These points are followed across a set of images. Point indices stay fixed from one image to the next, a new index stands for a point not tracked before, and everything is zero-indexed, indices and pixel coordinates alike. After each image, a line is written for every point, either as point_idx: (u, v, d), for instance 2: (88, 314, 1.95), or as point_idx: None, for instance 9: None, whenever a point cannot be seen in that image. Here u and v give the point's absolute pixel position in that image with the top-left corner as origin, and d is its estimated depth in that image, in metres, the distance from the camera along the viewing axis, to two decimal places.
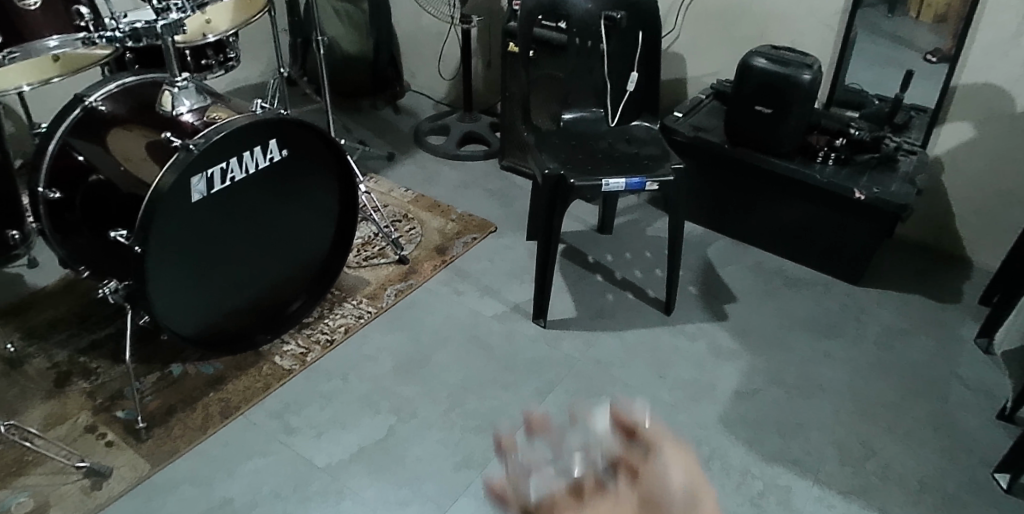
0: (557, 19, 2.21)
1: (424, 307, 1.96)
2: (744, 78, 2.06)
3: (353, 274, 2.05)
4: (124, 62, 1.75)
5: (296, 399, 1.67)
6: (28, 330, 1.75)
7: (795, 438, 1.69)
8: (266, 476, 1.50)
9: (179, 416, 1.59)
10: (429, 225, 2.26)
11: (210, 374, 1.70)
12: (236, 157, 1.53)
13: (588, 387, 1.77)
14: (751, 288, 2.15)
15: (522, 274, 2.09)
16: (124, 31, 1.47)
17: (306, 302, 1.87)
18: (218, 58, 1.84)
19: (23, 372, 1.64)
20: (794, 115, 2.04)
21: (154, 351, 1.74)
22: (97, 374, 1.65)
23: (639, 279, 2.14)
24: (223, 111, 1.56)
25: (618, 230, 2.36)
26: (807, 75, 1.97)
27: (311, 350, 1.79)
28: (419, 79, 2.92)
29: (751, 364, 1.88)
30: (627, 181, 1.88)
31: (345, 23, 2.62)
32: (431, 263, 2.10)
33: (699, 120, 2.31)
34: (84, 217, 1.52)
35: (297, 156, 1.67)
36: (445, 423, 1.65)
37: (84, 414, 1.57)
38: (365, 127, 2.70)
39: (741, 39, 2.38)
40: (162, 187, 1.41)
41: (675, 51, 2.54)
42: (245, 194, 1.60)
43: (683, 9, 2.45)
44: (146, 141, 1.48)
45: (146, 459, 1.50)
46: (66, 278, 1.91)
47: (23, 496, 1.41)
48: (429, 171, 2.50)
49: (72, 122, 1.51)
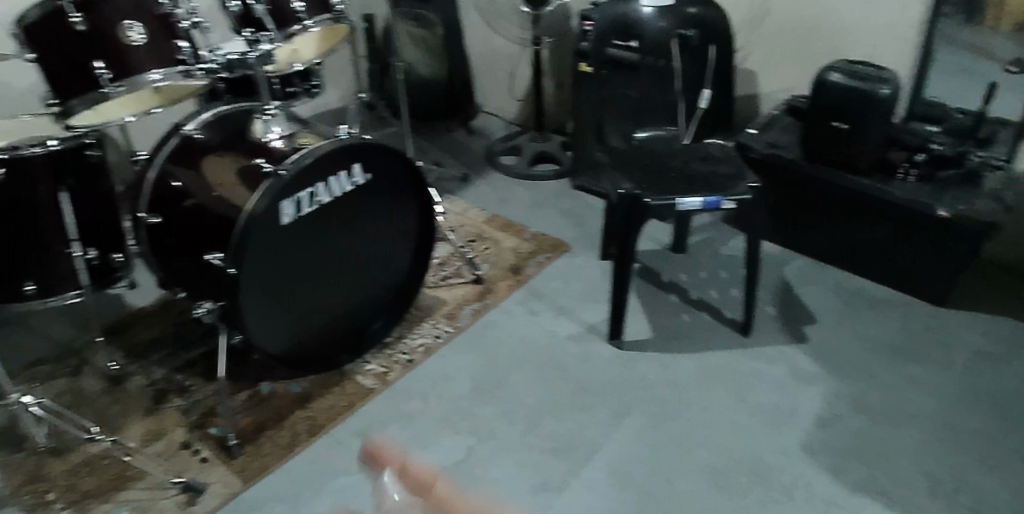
0: (627, 37, 2.18)
1: (498, 328, 1.97)
2: (820, 94, 2.02)
3: (430, 294, 2.08)
4: (218, 91, 1.83)
5: (378, 418, 1.70)
6: (129, 349, 1.83)
7: (882, 467, 1.61)
8: (349, 494, 1.53)
9: (268, 434, 1.63)
10: (503, 244, 2.27)
11: (296, 392, 1.75)
12: (324, 182, 1.57)
13: (665, 410, 1.75)
14: (834, 308, 2.08)
15: (597, 294, 2.08)
16: (219, 61, 1.52)
17: (386, 322, 1.91)
18: (303, 85, 1.91)
19: (125, 389, 1.72)
20: (875, 130, 1.98)
21: (244, 370, 1.80)
22: (192, 391, 1.71)
23: (716, 299, 2.10)
24: (309, 137, 1.61)
25: (692, 248, 2.32)
26: (885, 90, 1.92)
27: (392, 370, 1.82)
28: (490, 100, 2.96)
29: (834, 389, 1.81)
30: (703, 200, 1.84)
31: (420, 48, 2.69)
32: (506, 283, 2.11)
33: (774, 136, 2.25)
34: (179, 241, 1.58)
35: (379, 179, 1.71)
36: (521, 445, 1.64)
37: (179, 431, 1.63)
38: (439, 148, 2.75)
39: (815, 53, 2.33)
40: (255, 211, 1.46)
41: (747, 67, 2.49)
42: (331, 217, 1.64)
43: (754, 25, 2.42)
44: (237, 166, 1.53)
45: (238, 475, 1.54)
46: (163, 299, 2.00)
47: (124, 510, 1.46)
48: (502, 191, 2.52)
49: (169, 150, 1.59)
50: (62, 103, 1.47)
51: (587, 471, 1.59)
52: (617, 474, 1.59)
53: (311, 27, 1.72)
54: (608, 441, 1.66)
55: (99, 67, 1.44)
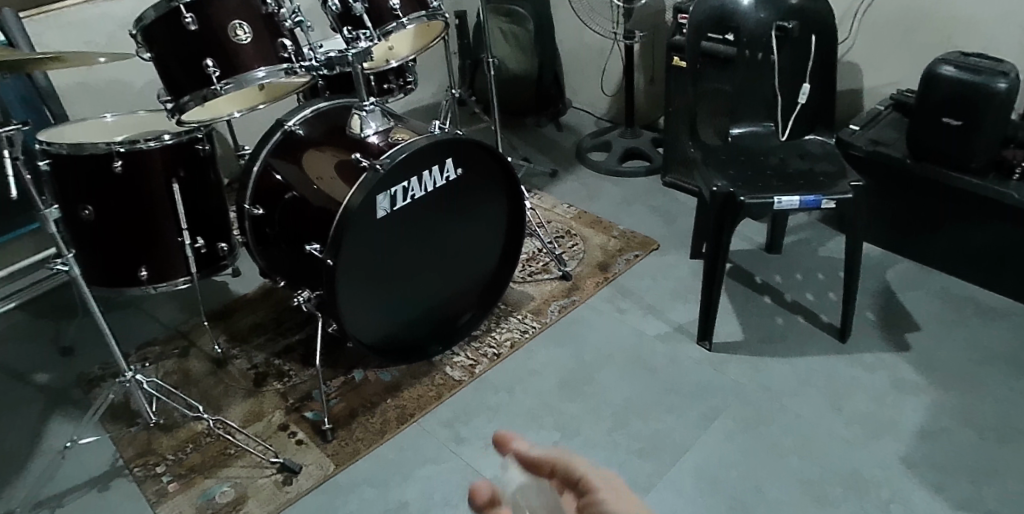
0: (724, 30, 2.13)
1: (586, 324, 1.96)
2: (929, 89, 1.90)
3: (518, 289, 2.09)
4: (317, 89, 1.90)
5: (465, 410, 1.72)
6: (232, 333, 1.92)
7: (991, 485, 1.51)
8: (436, 483, 1.55)
9: (360, 420, 1.68)
10: (591, 241, 2.26)
11: (387, 381, 1.80)
12: (417, 176, 1.60)
13: (756, 415, 1.69)
14: (941, 314, 1.96)
15: (687, 294, 2.04)
16: (320, 60, 1.60)
17: (475, 315, 1.93)
18: (398, 82, 1.96)
19: (227, 371, 1.81)
20: (990, 126, 1.85)
21: (338, 357, 1.86)
22: (290, 375, 1.78)
23: (812, 303, 2.02)
24: (405, 132, 1.64)
25: (787, 249, 2.24)
26: (1003, 84, 1.79)
27: (479, 362, 1.84)
28: (579, 96, 2.94)
29: (939, 401, 1.70)
30: (802, 199, 1.77)
31: (511, 43, 2.70)
32: (593, 280, 2.10)
33: (878, 133, 2.15)
34: (281, 232, 1.64)
35: (470, 173, 1.72)
36: (605, 446, 1.63)
37: (277, 413, 1.69)
38: (528, 144, 2.75)
39: (924, 45, 2.20)
40: (352, 205, 1.50)
41: (849, 60, 2.38)
42: (424, 211, 1.67)
43: (859, 15, 2.31)
44: (336, 161, 1.58)
45: (331, 458, 1.59)
46: (264, 287, 2.09)
47: (225, 486, 1.53)
48: (591, 188, 2.51)
49: (274, 145, 1.65)
50: (175, 100, 1.56)
51: (672, 473, 1.57)
52: (704, 477, 1.55)
53: (407, 24, 1.71)
54: (697, 444, 1.62)
55: (210, 65, 1.50)
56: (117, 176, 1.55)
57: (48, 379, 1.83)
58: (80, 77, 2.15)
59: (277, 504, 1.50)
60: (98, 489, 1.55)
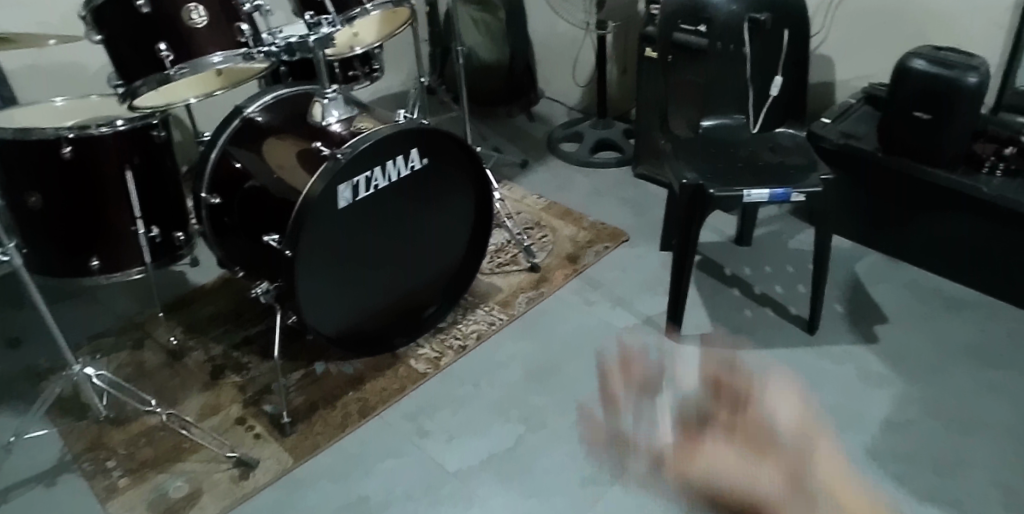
0: (696, 22, 2.07)
1: (555, 317, 1.94)
2: (900, 81, 1.89)
3: (486, 281, 2.07)
4: (279, 75, 1.85)
5: (429, 403, 1.70)
6: (189, 325, 1.88)
7: (953, 476, 1.51)
8: (398, 476, 1.53)
9: (320, 413, 1.65)
10: (561, 232, 2.24)
11: (351, 374, 1.77)
12: (380, 166, 1.56)
13: None
14: (910, 307, 1.96)
15: (655, 286, 2.03)
16: (279, 45, 1.52)
17: (441, 307, 1.90)
18: (364, 69, 1.93)
19: (184, 363, 1.77)
20: (961, 120, 1.85)
21: (300, 350, 1.83)
22: (249, 368, 1.75)
23: (780, 295, 2.02)
24: (368, 121, 1.60)
25: (757, 241, 2.24)
26: (974, 78, 1.79)
27: (444, 355, 1.82)
28: (552, 86, 2.91)
29: (903, 393, 1.70)
30: (771, 193, 1.74)
31: (483, 31, 2.66)
32: (563, 272, 2.08)
33: (849, 126, 2.14)
34: (240, 221, 1.60)
35: (435, 163, 1.69)
36: (569, 439, 1.61)
37: (235, 406, 1.66)
38: (499, 134, 2.73)
39: (895, 38, 2.21)
40: (312, 195, 1.46)
41: (822, 53, 2.38)
42: (387, 201, 1.64)
43: (832, 9, 2.30)
44: (297, 150, 1.53)
45: (289, 452, 1.56)
46: (224, 277, 2.05)
47: (179, 481, 1.50)
48: (562, 179, 2.49)
49: (232, 133, 1.60)
50: (126, 85, 1.51)
51: None
52: None
53: (372, 11, 1.65)
54: None
55: (163, 49, 1.45)
56: (66, 162, 1.49)
57: None
58: (33, 59, 2.09)
59: (234, 498, 1.47)
60: (46, 484, 1.50)
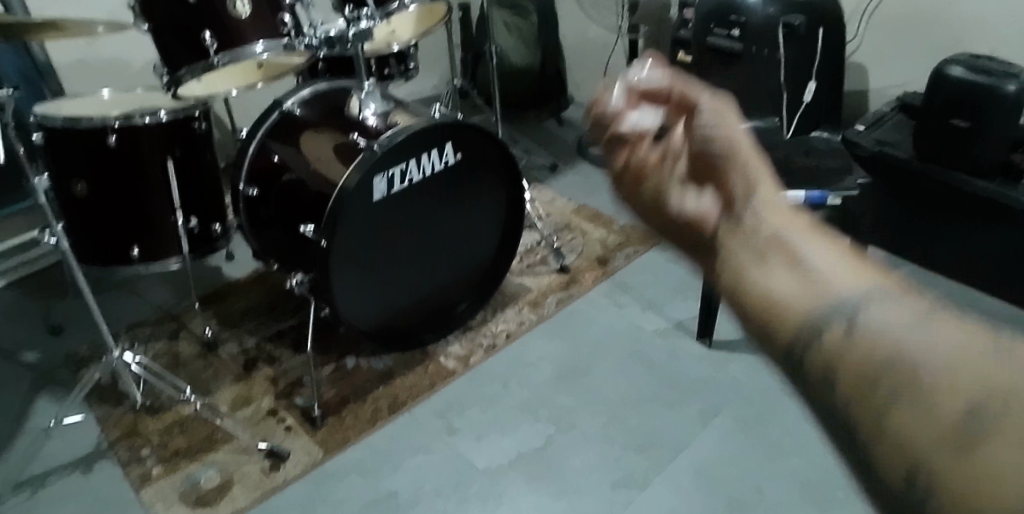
0: (729, 26, 2.11)
1: (586, 318, 1.93)
2: (935, 90, 1.87)
3: (516, 281, 2.06)
4: (316, 71, 1.86)
5: (458, 401, 1.69)
6: (223, 318, 1.89)
7: None
8: (426, 473, 1.52)
9: (351, 408, 1.65)
10: (591, 235, 2.23)
11: (380, 369, 1.77)
12: (415, 159, 1.57)
13: (757, 412, 1.64)
14: None
15: (686, 290, 2.01)
16: (320, 37, 1.54)
17: (471, 304, 1.90)
18: (399, 67, 1.94)
19: (217, 355, 1.77)
20: (999, 128, 1.81)
21: (331, 343, 1.84)
22: (281, 361, 1.75)
23: None
24: (404, 116, 1.61)
25: None
26: (1011, 86, 1.75)
27: (474, 353, 1.81)
28: (582, 91, 2.93)
29: None
30: (806, 195, 1.69)
31: (515, 36, 2.66)
32: (593, 274, 2.07)
33: (884, 134, 2.09)
34: (277, 213, 1.60)
35: (469, 159, 1.69)
36: (599, 440, 1.59)
37: (266, 399, 1.66)
38: (529, 137, 2.74)
39: (931, 46, 2.18)
40: (347, 186, 1.46)
41: (856, 60, 2.37)
42: (423, 194, 1.64)
43: (867, 15, 2.28)
44: (334, 143, 1.54)
45: (319, 445, 1.56)
46: (257, 272, 2.06)
47: (211, 471, 1.50)
48: (592, 182, 2.49)
49: (270, 125, 1.61)
50: (171, 74, 1.53)
51: (670, 468, 1.52)
52: (704, 475, 1.51)
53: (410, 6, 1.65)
54: (695, 437, 1.59)
55: (208, 38, 1.47)
56: (111, 150, 1.50)
57: (35, 359, 1.80)
58: (79, 55, 2.13)
59: (264, 490, 1.47)
60: (81, 470, 1.51)
